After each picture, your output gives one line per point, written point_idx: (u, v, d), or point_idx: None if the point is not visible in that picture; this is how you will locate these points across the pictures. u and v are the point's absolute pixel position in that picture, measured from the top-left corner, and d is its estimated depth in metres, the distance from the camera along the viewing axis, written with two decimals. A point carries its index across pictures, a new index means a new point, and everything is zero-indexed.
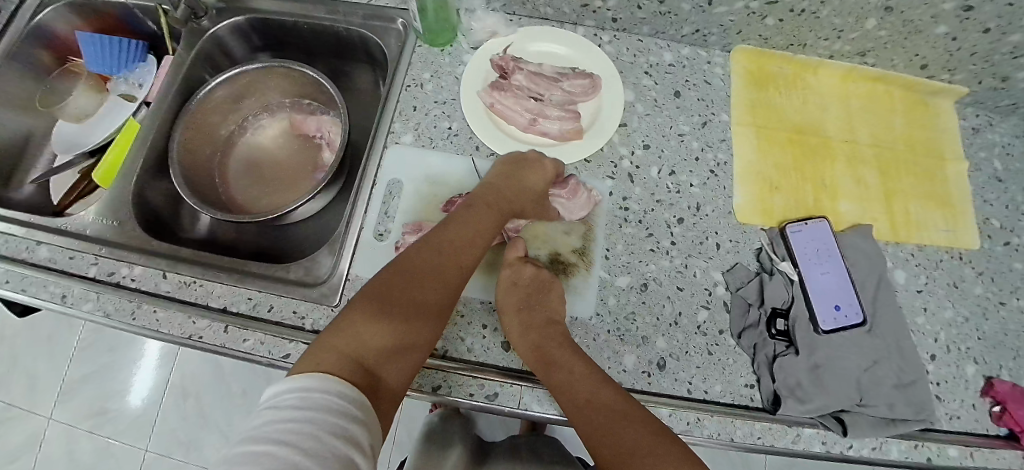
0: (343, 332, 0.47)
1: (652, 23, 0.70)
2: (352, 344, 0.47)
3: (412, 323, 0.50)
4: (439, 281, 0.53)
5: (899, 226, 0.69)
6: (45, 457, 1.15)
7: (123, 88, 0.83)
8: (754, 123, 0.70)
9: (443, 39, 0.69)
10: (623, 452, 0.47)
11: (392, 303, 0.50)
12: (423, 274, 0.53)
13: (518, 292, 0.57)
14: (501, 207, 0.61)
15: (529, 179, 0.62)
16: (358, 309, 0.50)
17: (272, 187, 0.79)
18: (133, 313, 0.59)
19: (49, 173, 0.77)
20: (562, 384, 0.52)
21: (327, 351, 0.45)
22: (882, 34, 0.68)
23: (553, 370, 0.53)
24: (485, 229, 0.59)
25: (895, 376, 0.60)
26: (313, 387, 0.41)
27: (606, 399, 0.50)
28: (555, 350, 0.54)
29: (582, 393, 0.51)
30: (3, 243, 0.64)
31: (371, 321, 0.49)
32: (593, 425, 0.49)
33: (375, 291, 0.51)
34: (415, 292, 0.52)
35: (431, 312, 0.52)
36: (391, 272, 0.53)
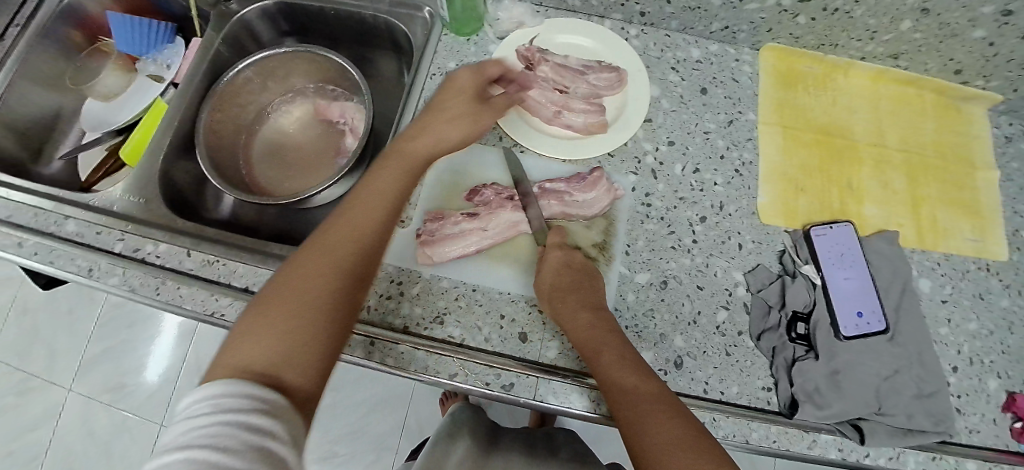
0: (233, 349, 0.40)
1: (681, 18, 0.69)
2: (244, 355, 0.39)
3: (311, 312, 0.42)
4: (338, 258, 0.45)
5: (925, 232, 0.67)
6: (63, 428, 1.18)
7: (151, 69, 0.84)
8: (781, 124, 0.69)
9: (469, 29, 0.69)
10: (665, 441, 0.43)
11: (287, 299, 0.42)
12: (313, 257, 0.45)
13: (570, 275, 0.56)
14: (410, 166, 0.53)
15: (421, 139, 0.54)
16: (250, 316, 0.42)
17: (295, 171, 0.80)
18: (158, 289, 0.60)
19: (77, 149, 0.79)
20: (609, 367, 0.49)
21: (216, 370, 0.39)
22: (917, 36, 0.67)
23: (603, 352, 0.50)
24: (388, 189, 0.51)
25: (916, 386, 0.59)
26: (224, 394, 0.35)
27: (652, 388, 0.48)
28: (606, 333, 0.52)
29: (630, 379, 0.48)
30: (32, 216, 0.65)
31: (267, 323, 0.41)
32: (636, 410, 0.46)
33: (268, 293, 0.43)
34: (311, 279, 0.44)
35: (332, 294, 0.44)
36: (283, 272, 0.45)
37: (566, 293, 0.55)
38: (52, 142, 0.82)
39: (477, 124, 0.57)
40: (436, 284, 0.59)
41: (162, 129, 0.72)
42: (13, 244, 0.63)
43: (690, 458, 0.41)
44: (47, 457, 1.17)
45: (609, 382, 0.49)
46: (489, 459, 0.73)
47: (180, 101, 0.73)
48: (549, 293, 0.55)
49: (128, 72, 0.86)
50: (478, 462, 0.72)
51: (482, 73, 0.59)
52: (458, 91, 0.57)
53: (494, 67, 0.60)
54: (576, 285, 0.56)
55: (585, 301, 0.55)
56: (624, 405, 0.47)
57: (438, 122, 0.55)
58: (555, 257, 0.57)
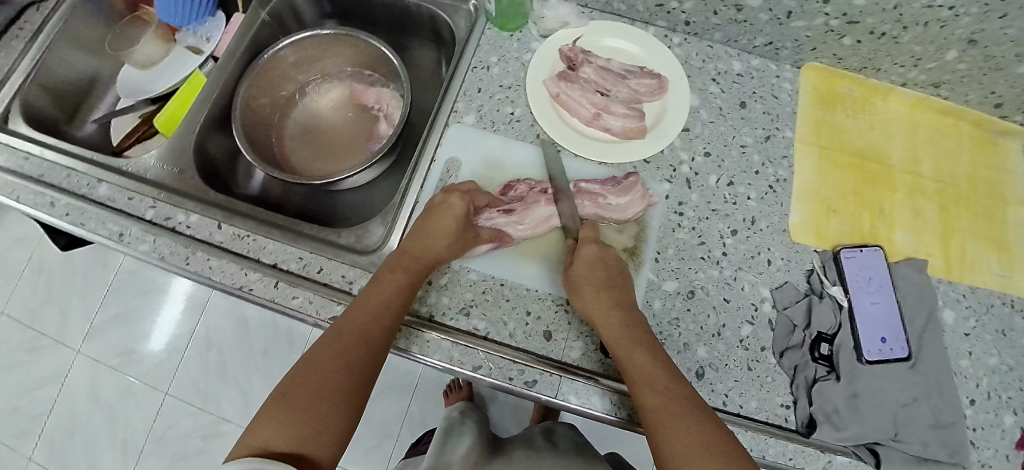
0: (255, 428, 0.44)
1: (725, 31, 0.69)
2: (264, 436, 0.44)
3: (322, 403, 0.46)
4: (346, 356, 0.49)
5: (954, 262, 0.66)
6: (69, 389, 1.19)
7: (190, 41, 0.82)
8: (817, 143, 0.69)
9: (513, 25, 0.69)
10: (694, 445, 0.45)
11: (299, 391, 0.46)
12: (324, 355, 0.49)
13: (605, 269, 0.56)
14: (416, 277, 0.55)
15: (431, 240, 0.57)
16: (268, 404, 0.46)
17: (327, 152, 0.80)
18: (187, 259, 0.60)
19: (111, 115, 0.79)
20: (639, 366, 0.51)
21: (241, 450, 0.43)
22: (961, 67, 0.66)
23: (635, 351, 0.51)
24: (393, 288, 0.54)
25: (934, 416, 0.59)
26: (242, 469, 0.39)
27: (680, 391, 0.49)
28: (636, 333, 0.53)
29: (660, 379, 0.50)
30: (65, 177, 0.65)
31: (281, 412, 0.45)
32: (667, 411, 0.48)
33: (286, 384, 0.47)
34: (322, 374, 0.48)
35: (341, 389, 0.48)
36: (299, 365, 0.49)
37: (599, 290, 0.55)
38: (87, 105, 0.83)
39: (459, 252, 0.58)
40: (464, 276, 0.60)
41: (200, 100, 0.73)
42: (46, 203, 0.63)
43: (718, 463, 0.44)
44: (52, 416, 1.18)
45: (638, 380, 0.50)
46: (497, 453, 0.73)
47: (219, 75, 0.74)
48: (583, 287, 0.55)
49: (168, 43, 0.84)
50: (485, 456, 0.72)
51: (471, 200, 0.60)
52: (450, 209, 0.59)
53: (481, 195, 0.61)
54: (609, 282, 0.56)
55: (617, 299, 0.55)
56: (654, 404, 0.48)
57: (435, 242, 0.57)
58: (589, 253, 0.57)
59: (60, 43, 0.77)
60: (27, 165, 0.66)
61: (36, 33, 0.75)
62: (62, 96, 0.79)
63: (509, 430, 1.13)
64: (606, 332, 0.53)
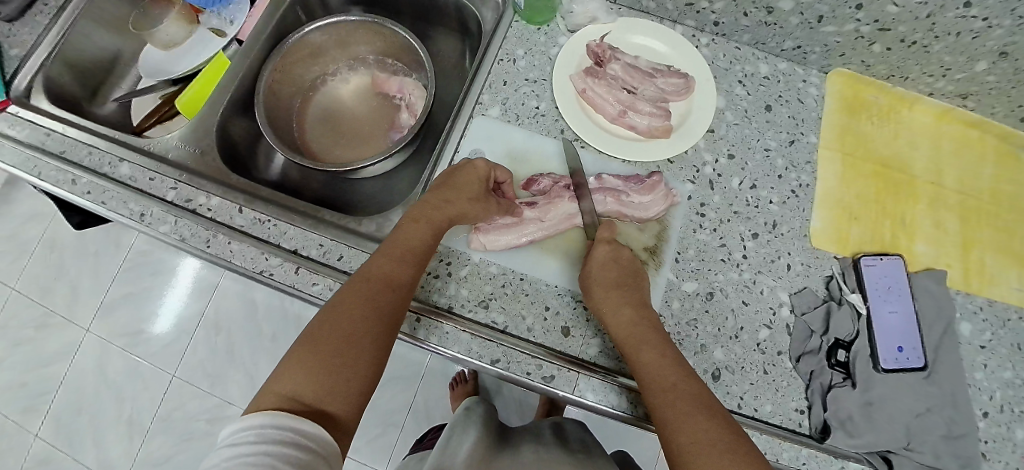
0: (281, 376, 0.44)
1: (754, 33, 0.69)
2: (291, 385, 0.43)
3: (348, 356, 0.45)
4: (374, 304, 0.48)
5: (973, 275, 0.66)
6: (78, 365, 1.20)
7: (214, 23, 0.81)
8: (841, 150, 0.68)
9: (542, 19, 0.69)
10: (702, 442, 0.44)
11: (326, 339, 0.46)
12: (353, 301, 0.48)
13: (617, 269, 0.56)
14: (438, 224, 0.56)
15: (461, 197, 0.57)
16: (294, 350, 0.45)
17: (347, 140, 0.81)
18: (207, 241, 0.60)
19: (133, 95, 0.79)
20: (648, 365, 0.50)
21: (266, 396, 0.43)
22: (990, 79, 0.66)
23: (643, 349, 0.51)
24: (415, 238, 0.54)
25: (946, 427, 0.58)
26: (267, 425, 0.39)
27: (691, 387, 0.48)
28: (648, 330, 0.53)
29: (670, 376, 0.49)
30: (86, 154, 0.65)
31: (307, 361, 0.44)
32: (676, 407, 0.47)
33: (312, 330, 0.47)
34: (350, 323, 0.47)
35: (368, 340, 0.47)
36: (322, 312, 0.48)
37: (610, 288, 0.55)
38: (107, 84, 0.83)
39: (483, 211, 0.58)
40: (484, 269, 0.60)
41: (224, 83, 0.73)
42: (67, 180, 0.63)
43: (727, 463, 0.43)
44: (60, 392, 1.19)
45: (648, 379, 0.50)
46: (505, 446, 0.74)
47: (244, 58, 0.74)
48: (594, 286, 0.55)
49: (193, 25, 0.82)
50: (494, 448, 0.72)
51: (492, 173, 0.61)
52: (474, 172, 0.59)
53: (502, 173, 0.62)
54: (621, 280, 0.56)
55: (628, 297, 0.54)
56: (662, 402, 0.48)
57: (456, 197, 0.57)
58: (603, 252, 0.57)
59: (84, 21, 0.77)
60: (49, 141, 0.66)
61: (61, 9, 0.75)
62: (84, 73, 0.79)
63: (513, 422, 1.13)
64: (616, 331, 0.53)
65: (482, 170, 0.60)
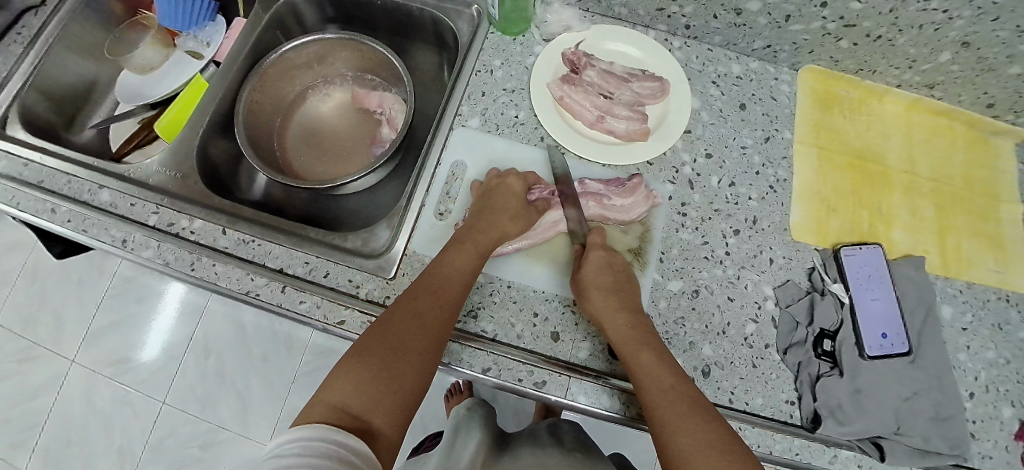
0: (332, 387, 0.45)
1: (725, 34, 0.70)
2: (339, 395, 0.44)
3: (393, 371, 0.47)
4: (421, 322, 0.50)
5: (951, 260, 0.67)
6: (65, 398, 1.17)
7: (190, 45, 0.81)
8: (816, 144, 0.70)
9: (516, 29, 0.70)
10: (701, 444, 0.46)
11: (375, 353, 0.47)
12: (401, 320, 0.50)
13: (612, 274, 0.57)
14: (484, 248, 0.58)
15: (500, 219, 0.60)
16: (344, 363, 0.47)
17: (329, 156, 0.81)
18: (192, 264, 0.60)
19: (110, 121, 0.78)
20: (647, 367, 0.51)
21: (316, 406, 0.44)
22: (955, 69, 0.68)
23: (643, 352, 0.52)
24: (463, 260, 0.56)
25: (934, 409, 0.59)
26: (312, 437, 0.39)
27: (688, 391, 0.50)
28: (645, 335, 0.54)
29: (668, 379, 0.50)
30: (66, 183, 0.65)
31: (357, 374, 0.45)
32: (675, 410, 0.48)
33: (361, 345, 0.48)
34: (397, 340, 0.48)
35: (413, 358, 0.48)
36: (371, 330, 0.50)
37: (607, 292, 0.55)
38: (84, 111, 0.82)
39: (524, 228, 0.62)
40: None
41: (202, 106, 0.72)
42: (47, 210, 0.62)
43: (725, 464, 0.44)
44: (47, 426, 1.16)
45: (645, 380, 0.51)
46: (502, 454, 0.74)
47: (222, 80, 0.74)
48: (591, 289, 0.56)
49: (168, 49, 0.83)
50: (490, 456, 0.72)
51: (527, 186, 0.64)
52: (511, 190, 0.63)
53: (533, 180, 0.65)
54: (618, 285, 0.56)
55: (625, 302, 0.56)
56: (659, 404, 0.49)
57: (501, 218, 0.60)
58: (597, 256, 0.59)
59: (58, 49, 0.76)
60: (27, 172, 0.65)
61: (33, 39, 0.74)
62: (60, 102, 0.79)
63: (510, 428, 1.12)
64: (614, 334, 0.54)
65: (518, 187, 0.63)
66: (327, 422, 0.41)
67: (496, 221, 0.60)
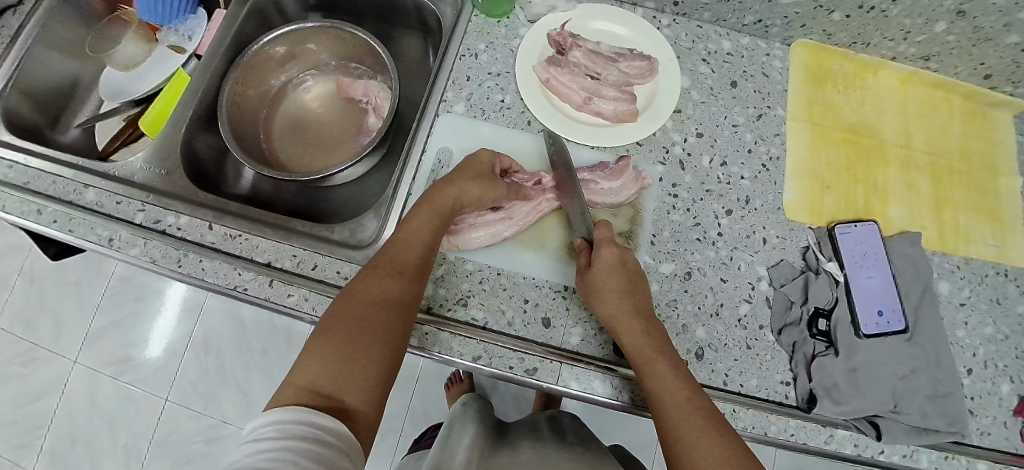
0: (301, 368, 0.44)
1: (714, 10, 0.68)
2: (309, 376, 0.43)
3: (362, 352, 0.45)
4: (386, 299, 0.48)
5: (948, 235, 0.66)
6: (68, 398, 1.18)
7: (172, 39, 0.79)
8: (809, 120, 0.69)
9: (500, 11, 0.69)
10: (713, 458, 0.45)
11: (341, 333, 0.45)
12: (365, 298, 0.48)
13: (626, 273, 0.54)
14: (441, 208, 0.55)
15: (467, 187, 0.57)
16: (310, 343, 0.45)
17: (316, 148, 0.80)
18: (179, 261, 0.59)
19: (95, 119, 0.77)
20: (662, 376, 0.49)
21: (287, 390, 0.42)
22: (950, 39, 0.66)
23: (659, 361, 0.50)
24: (421, 230, 0.54)
25: (931, 386, 0.59)
26: (288, 419, 0.39)
27: (699, 400, 0.49)
28: (660, 342, 0.51)
29: (683, 390, 0.49)
30: (51, 183, 0.64)
31: (325, 355, 0.44)
32: (687, 421, 0.47)
33: (326, 325, 0.46)
34: (362, 319, 0.47)
35: (380, 333, 0.46)
36: (334, 309, 0.48)
37: (623, 295, 0.53)
38: (69, 109, 0.81)
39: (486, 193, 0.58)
40: (460, 266, 0.59)
41: (186, 100, 0.71)
42: (33, 211, 0.62)
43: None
44: (52, 426, 1.17)
45: (660, 391, 0.49)
46: (498, 444, 0.73)
47: (203, 73, 0.73)
48: (605, 294, 0.53)
49: (151, 44, 0.80)
50: (488, 445, 0.72)
51: (497, 161, 0.61)
52: (479, 161, 0.60)
53: (507, 160, 0.62)
54: (630, 287, 0.54)
55: (636, 305, 0.53)
56: (675, 418, 0.47)
57: (460, 178, 0.57)
58: (610, 251, 0.55)
59: (39, 48, 0.75)
60: (11, 173, 0.64)
61: (13, 38, 0.73)
62: (43, 101, 0.77)
63: (511, 417, 1.13)
64: (628, 340, 0.52)
65: (489, 160, 0.60)
66: (298, 406, 0.40)
67: (460, 188, 0.57)
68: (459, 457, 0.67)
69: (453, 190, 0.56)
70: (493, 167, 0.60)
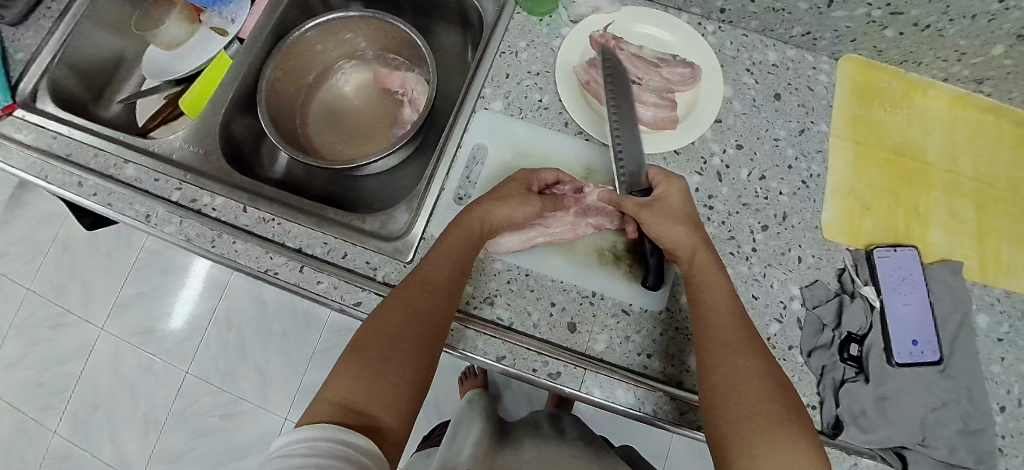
0: (334, 383, 0.44)
1: (762, 20, 0.67)
2: (342, 391, 0.43)
3: (393, 367, 0.45)
4: (417, 313, 0.48)
5: (990, 266, 0.64)
6: (93, 364, 1.21)
7: (216, 22, 0.78)
8: (853, 139, 0.67)
9: (543, 9, 0.68)
10: (754, 375, 0.46)
11: (373, 346, 0.46)
12: (397, 311, 0.48)
13: (689, 205, 0.57)
14: (472, 228, 0.55)
15: (500, 211, 0.56)
16: (344, 358, 0.46)
17: (350, 137, 0.80)
18: (213, 241, 0.60)
19: (138, 96, 0.79)
20: (718, 295, 0.51)
21: (320, 404, 0.43)
22: (1007, 63, 0.64)
23: (719, 285, 0.52)
24: (458, 248, 0.53)
25: (962, 421, 0.57)
26: (320, 436, 0.39)
27: (749, 328, 0.50)
28: (722, 268, 0.53)
29: (734, 313, 0.50)
30: (92, 157, 0.65)
31: (357, 369, 0.44)
32: (735, 334, 0.48)
33: (361, 337, 0.47)
34: (393, 331, 0.47)
35: (412, 350, 0.46)
36: (370, 323, 0.48)
37: (690, 221, 0.55)
38: (113, 85, 0.83)
39: (518, 210, 0.57)
40: (490, 264, 0.59)
41: (227, 83, 0.73)
42: (74, 183, 0.63)
43: (777, 395, 0.44)
44: (76, 390, 1.20)
45: (713, 307, 0.51)
46: (511, 444, 0.73)
47: (246, 56, 0.74)
48: (676, 214, 0.55)
49: (195, 25, 0.80)
50: (500, 444, 0.72)
51: (537, 176, 0.61)
52: (512, 179, 0.60)
53: (549, 172, 0.61)
54: (694, 218, 0.56)
55: (702, 234, 0.55)
56: (724, 332, 0.49)
57: (493, 201, 0.57)
58: (677, 187, 0.57)
59: (88, 23, 0.77)
60: (55, 144, 0.66)
61: (64, 12, 0.75)
62: (89, 76, 0.79)
63: (521, 416, 1.13)
64: (693, 259, 0.53)
65: (523, 178, 0.60)
66: (330, 423, 0.40)
67: (496, 217, 0.56)
68: (471, 452, 0.66)
69: (488, 214, 0.56)
70: (528, 185, 0.60)
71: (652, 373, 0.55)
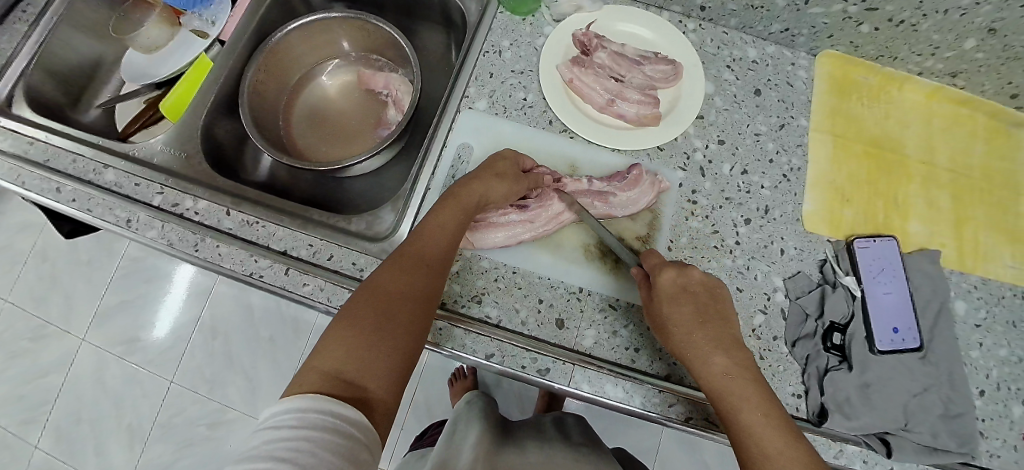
0: (322, 352, 0.43)
1: (741, 17, 0.68)
2: (332, 362, 0.42)
3: (386, 340, 0.45)
4: (408, 289, 0.48)
5: (967, 254, 0.65)
6: (75, 375, 1.19)
7: (195, 24, 0.77)
8: (832, 132, 0.68)
9: (525, 9, 0.68)
10: None
11: (365, 319, 0.45)
12: (387, 291, 0.47)
13: (692, 301, 0.51)
14: (467, 205, 0.55)
15: (493, 190, 0.58)
16: (333, 330, 0.45)
17: (334, 138, 0.80)
18: (196, 245, 0.59)
19: (117, 100, 0.77)
20: (747, 423, 0.45)
21: (308, 373, 0.42)
22: (979, 56, 0.66)
23: (746, 407, 0.46)
24: (449, 227, 0.54)
25: (943, 406, 0.58)
26: (309, 407, 0.38)
27: (796, 453, 0.43)
28: (744, 378, 0.47)
29: (775, 442, 0.44)
30: (70, 162, 0.64)
31: (348, 340, 0.44)
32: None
33: (350, 312, 0.46)
34: (386, 307, 0.46)
35: (404, 326, 0.46)
36: (356, 301, 0.47)
37: (694, 330, 0.50)
38: (90, 90, 0.81)
39: (511, 193, 0.59)
40: (476, 263, 0.59)
41: (208, 86, 0.72)
42: (52, 189, 0.62)
43: None
44: (58, 403, 1.18)
45: (745, 436, 0.45)
46: (505, 443, 0.73)
47: (227, 59, 0.73)
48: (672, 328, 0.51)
49: (174, 28, 0.79)
50: (492, 444, 0.72)
51: (520, 161, 0.62)
52: (503, 157, 0.60)
53: (529, 160, 0.63)
54: (699, 317, 0.51)
55: (713, 337, 0.50)
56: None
57: (486, 176, 0.58)
58: (669, 278, 0.53)
59: (64, 27, 0.75)
60: (32, 150, 0.65)
61: (39, 16, 0.74)
62: (66, 80, 0.78)
63: (512, 414, 1.13)
64: (703, 378, 0.49)
65: (512, 158, 0.61)
66: (318, 393, 0.39)
67: (490, 197, 0.58)
68: (462, 452, 0.66)
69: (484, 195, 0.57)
70: (517, 165, 0.61)
71: (639, 367, 0.56)
